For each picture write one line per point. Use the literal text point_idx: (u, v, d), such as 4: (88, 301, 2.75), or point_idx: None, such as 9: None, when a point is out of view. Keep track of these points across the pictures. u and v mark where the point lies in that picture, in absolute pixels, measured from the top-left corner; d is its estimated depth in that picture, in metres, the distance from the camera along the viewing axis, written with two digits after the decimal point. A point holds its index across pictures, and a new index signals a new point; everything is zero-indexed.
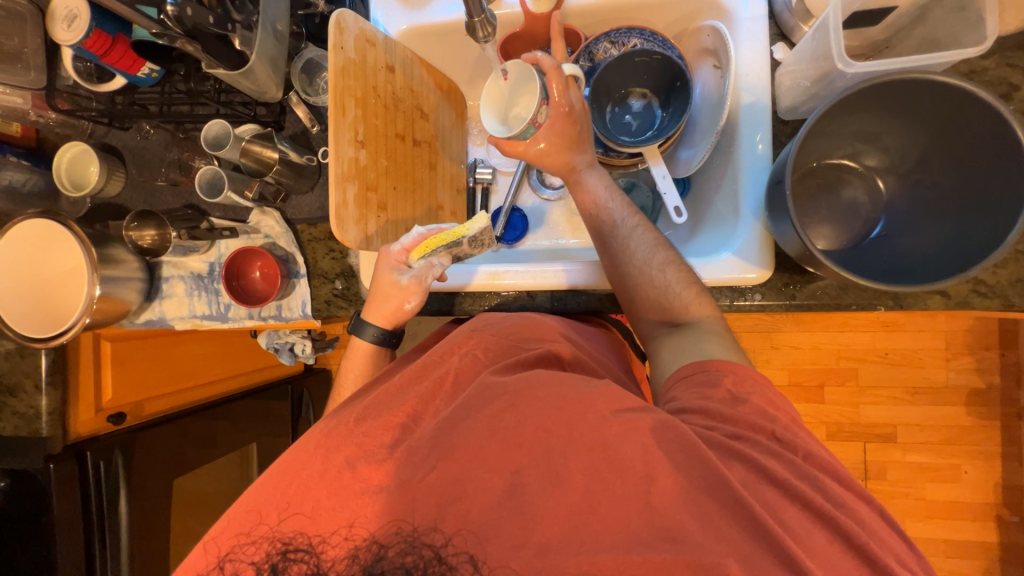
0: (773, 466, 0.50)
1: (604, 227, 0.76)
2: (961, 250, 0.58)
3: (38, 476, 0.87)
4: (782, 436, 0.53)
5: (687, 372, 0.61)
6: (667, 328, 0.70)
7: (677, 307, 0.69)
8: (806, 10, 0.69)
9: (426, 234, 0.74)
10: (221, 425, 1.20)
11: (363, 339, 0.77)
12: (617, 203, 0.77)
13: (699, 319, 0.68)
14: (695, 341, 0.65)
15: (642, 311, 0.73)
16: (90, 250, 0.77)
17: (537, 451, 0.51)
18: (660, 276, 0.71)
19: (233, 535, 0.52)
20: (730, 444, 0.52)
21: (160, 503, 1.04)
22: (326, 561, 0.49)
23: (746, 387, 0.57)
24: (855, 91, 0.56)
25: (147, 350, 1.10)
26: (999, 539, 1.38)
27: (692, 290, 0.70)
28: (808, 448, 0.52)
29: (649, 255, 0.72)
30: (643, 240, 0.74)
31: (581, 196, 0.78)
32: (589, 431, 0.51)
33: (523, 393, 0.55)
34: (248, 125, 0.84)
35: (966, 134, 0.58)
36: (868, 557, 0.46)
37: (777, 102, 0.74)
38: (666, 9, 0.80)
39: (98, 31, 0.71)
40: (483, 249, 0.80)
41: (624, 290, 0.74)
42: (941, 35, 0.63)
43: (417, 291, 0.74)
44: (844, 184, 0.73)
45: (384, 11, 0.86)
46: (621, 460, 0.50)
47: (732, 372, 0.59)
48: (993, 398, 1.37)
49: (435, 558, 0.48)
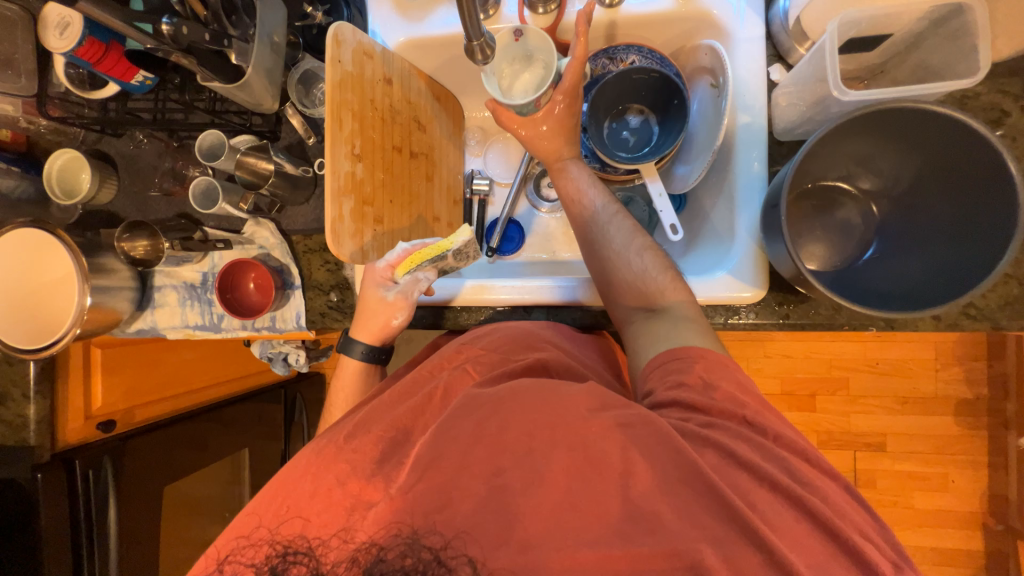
0: (743, 452, 0.50)
1: (584, 213, 0.77)
2: (951, 276, 0.59)
3: (25, 485, 0.86)
4: (753, 420, 0.54)
5: (660, 360, 0.61)
6: (644, 313, 0.69)
7: (654, 291, 0.70)
8: (802, 32, 0.70)
9: (411, 248, 0.74)
10: (212, 427, 1.18)
11: (352, 357, 0.77)
12: (598, 190, 0.77)
13: (674, 305, 0.68)
14: (671, 328, 0.65)
15: (621, 297, 0.72)
16: (79, 259, 0.76)
17: (520, 455, 0.51)
18: (637, 261, 0.72)
19: (233, 539, 0.53)
20: (702, 432, 0.52)
21: (151, 509, 1.03)
22: (326, 564, 0.49)
23: (717, 373, 0.57)
24: (850, 118, 0.57)
25: (138, 356, 1.09)
26: (985, 546, 1.40)
27: (668, 274, 0.70)
28: (779, 430, 0.53)
29: (627, 241, 0.73)
30: (622, 226, 0.75)
31: (564, 184, 0.80)
32: (570, 429, 0.51)
33: (505, 400, 0.54)
34: (243, 136, 0.82)
35: (958, 161, 0.58)
36: (858, 557, 0.45)
37: (773, 123, 0.74)
38: (665, 26, 0.80)
39: (92, 39, 0.70)
40: (468, 262, 0.79)
41: (603, 275, 0.74)
42: (936, 61, 0.64)
43: (402, 307, 0.74)
44: (838, 206, 0.74)
45: (381, 23, 0.85)
46: (602, 459, 0.50)
47: (703, 357, 0.59)
48: (980, 407, 1.39)
49: (436, 559, 0.48)
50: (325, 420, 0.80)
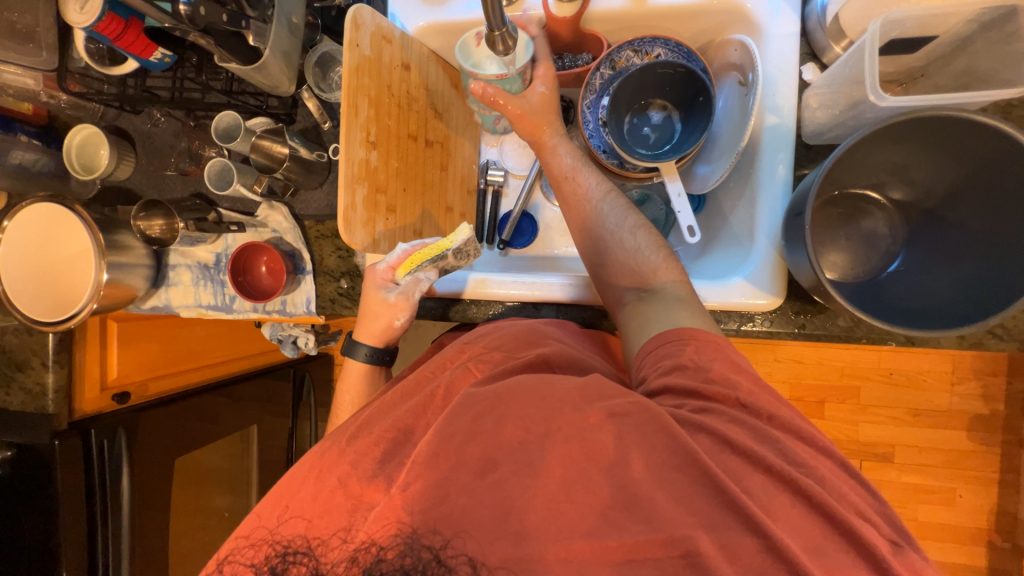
0: (734, 434, 0.50)
1: (576, 192, 0.76)
2: (981, 294, 0.56)
3: (44, 451, 0.89)
4: (745, 402, 0.53)
5: (652, 345, 0.61)
6: (637, 293, 0.69)
7: (647, 270, 0.69)
8: (840, 30, 0.66)
9: (410, 250, 0.73)
10: (222, 402, 1.20)
11: (356, 360, 0.78)
12: (589, 171, 0.77)
13: (666, 284, 0.67)
14: (664, 309, 0.64)
15: (613, 278, 0.72)
16: (96, 234, 0.78)
17: (521, 452, 0.50)
18: (630, 239, 0.72)
19: (233, 539, 0.54)
20: (696, 418, 0.51)
21: (163, 479, 1.06)
22: (325, 563, 0.50)
23: (708, 355, 0.57)
24: (886, 125, 0.54)
25: (153, 330, 1.11)
26: (989, 563, 1.38)
27: (660, 254, 0.70)
28: (772, 410, 0.52)
29: (619, 219, 0.73)
30: (615, 206, 0.75)
31: (552, 162, 0.78)
32: (566, 423, 0.51)
33: (502, 397, 0.54)
34: (259, 118, 0.83)
35: (999, 174, 0.55)
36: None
37: (801, 127, 0.71)
38: (694, 19, 0.77)
39: (111, 14, 0.69)
40: (468, 261, 0.78)
41: (595, 255, 0.73)
42: (982, 66, 0.60)
43: (404, 308, 0.74)
44: (864, 215, 0.71)
45: (402, 6, 0.83)
46: (598, 450, 0.50)
47: (694, 338, 0.58)
48: (995, 424, 1.36)
49: (435, 559, 0.48)
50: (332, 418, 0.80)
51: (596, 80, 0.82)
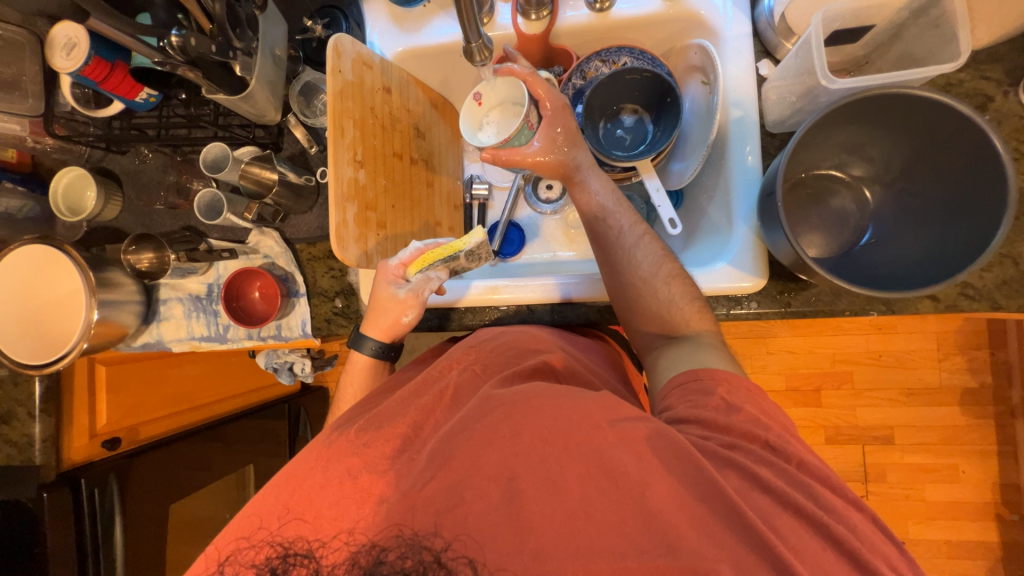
0: (765, 474, 0.50)
1: (609, 233, 0.75)
2: (949, 256, 0.60)
3: (32, 506, 0.84)
4: (776, 445, 0.53)
5: (682, 379, 0.61)
6: (665, 340, 0.70)
7: (678, 320, 0.69)
8: (788, 27, 0.72)
9: (423, 247, 0.74)
10: (215, 447, 1.17)
11: (363, 352, 0.77)
12: (622, 211, 0.76)
13: (697, 334, 0.68)
14: (693, 353, 0.65)
15: (640, 323, 0.73)
16: (88, 274, 0.77)
17: (534, 460, 0.50)
18: (665, 289, 0.71)
19: (233, 540, 0.52)
20: (725, 453, 0.52)
21: (154, 525, 1.01)
22: (325, 565, 0.49)
23: (741, 397, 0.57)
24: (838, 106, 0.59)
25: (142, 373, 1.09)
26: (1000, 538, 1.38)
27: (694, 305, 0.70)
28: (802, 456, 0.53)
29: (654, 267, 0.72)
30: (649, 250, 0.73)
31: (582, 199, 0.77)
32: (584, 438, 0.51)
33: (519, 404, 0.54)
34: (246, 147, 0.85)
35: (946, 145, 0.60)
36: (870, 568, 0.45)
37: (763, 117, 0.76)
38: (655, 29, 0.83)
39: (97, 59, 0.72)
40: (479, 263, 0.80)
41: (624, 299, 0.74)
42: (919, 51, 0.66)
43: (413, 304, 0.74)
44: (832, 194, 0.75)
45: (380, 33, 0.87)
46: (616, 467, 0.50)
47: (726, 381, 0.59)
48: (986, 396, 1.39)
49: (435, 561, 0.47)
50: (332, 415, 0.80)
51: (569, 90, 0.86)
